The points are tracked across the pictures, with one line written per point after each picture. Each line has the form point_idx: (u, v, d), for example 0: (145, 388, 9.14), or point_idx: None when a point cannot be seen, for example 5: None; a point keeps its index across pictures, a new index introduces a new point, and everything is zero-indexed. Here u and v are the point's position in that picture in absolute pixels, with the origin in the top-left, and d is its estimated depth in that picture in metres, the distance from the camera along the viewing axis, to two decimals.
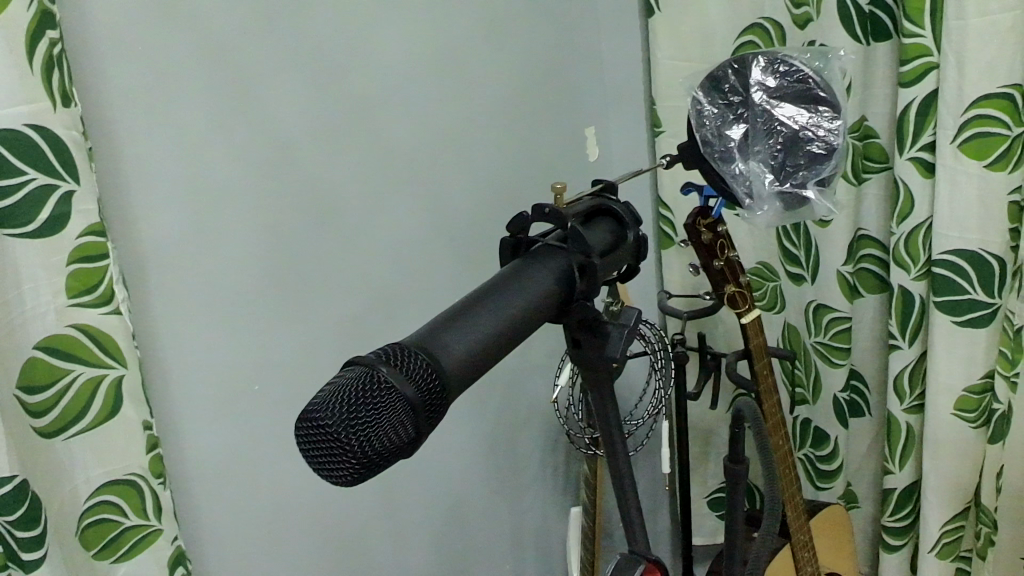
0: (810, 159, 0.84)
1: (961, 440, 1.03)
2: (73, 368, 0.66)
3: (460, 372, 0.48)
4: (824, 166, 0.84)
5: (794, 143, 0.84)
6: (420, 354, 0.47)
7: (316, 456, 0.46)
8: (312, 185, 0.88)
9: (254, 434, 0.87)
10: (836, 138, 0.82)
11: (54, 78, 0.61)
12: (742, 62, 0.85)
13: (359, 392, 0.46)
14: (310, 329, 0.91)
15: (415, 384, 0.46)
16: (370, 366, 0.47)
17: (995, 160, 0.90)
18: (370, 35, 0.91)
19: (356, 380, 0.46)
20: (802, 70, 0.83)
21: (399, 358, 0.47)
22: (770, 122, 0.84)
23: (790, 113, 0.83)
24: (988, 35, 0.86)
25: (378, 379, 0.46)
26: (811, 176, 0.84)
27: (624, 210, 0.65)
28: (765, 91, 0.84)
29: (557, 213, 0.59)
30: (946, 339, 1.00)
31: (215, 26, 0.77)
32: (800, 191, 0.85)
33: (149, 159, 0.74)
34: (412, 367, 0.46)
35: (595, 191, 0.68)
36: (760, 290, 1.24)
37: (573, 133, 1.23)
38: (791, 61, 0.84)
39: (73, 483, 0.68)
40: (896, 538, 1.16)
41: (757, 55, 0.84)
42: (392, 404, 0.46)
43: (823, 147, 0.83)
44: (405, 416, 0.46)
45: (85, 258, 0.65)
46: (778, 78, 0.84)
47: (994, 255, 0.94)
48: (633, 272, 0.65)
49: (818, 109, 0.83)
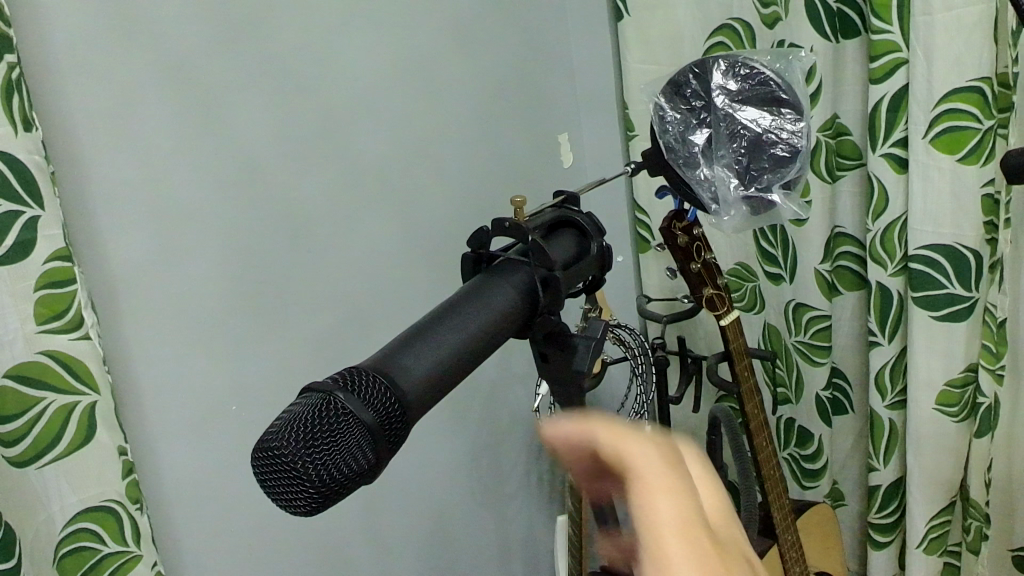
0: (774, 162, 0.84)
1: (945, 435, 1.03)
2: (45, 396, 0.64)
3: (421, 394, 0.47)
4: (789, 169, 0.84)
5: (757, 146, 0.84)
6: (379, 378, 0.46)
7: (274, 483, 0.46)
8: (283, 201, 0.88)
9: (231, 454, 0.87)
10: (800, 140, 0.82)
11: (14, 102, 0.60)
12: (703, 66, 0.85)
13: (315, 419, 0.45)
14: (286, 347, 0.90)
15: (373, 409, 0.45)
16: (328, 391, 0.46)
17: (967, 155, 0.90)
18: (337, 48, 0.91)
19: (314, 406, 0.46)
20: (763, 72, 0.82)
21: (358, 381, 0.46)
22: (733, 126, 0.84)
23: (753, 116, 0.83)
24: (955, 29, 0.86)
25: (335, 405, 0.46)
26: (775, 179, 0.85)
27: (589, 223, 0.65)
28: (727, 95, 0.84)
29: (517, 226, 0.59)
30: (925, 333, 1.00)
31: (177, 44, 0.77)
32: (765, 196, 0.85)
33: (115, 180, 0.73)
34: (370, 392, 0.46)
35: (557, 203, 0.67)
36: (739, 291, 1.23)
37: (547, 141, 1.22)
38: (752, 64, 0.83)
39: (48, 511, 0.67)
40: (883, 535, 1.16)
41: (717, 59, 0.84)
42: (349, 430, 0.45)
43: (787, 150, 0.83)
44: (363, 441, 0.46)
45: (52, 283, 0.64)
46: (739, 82, 0.84)
47: (970, 249, 0.94)
48: (599, 283, 0.64)
49: (781, 112, 0.83)
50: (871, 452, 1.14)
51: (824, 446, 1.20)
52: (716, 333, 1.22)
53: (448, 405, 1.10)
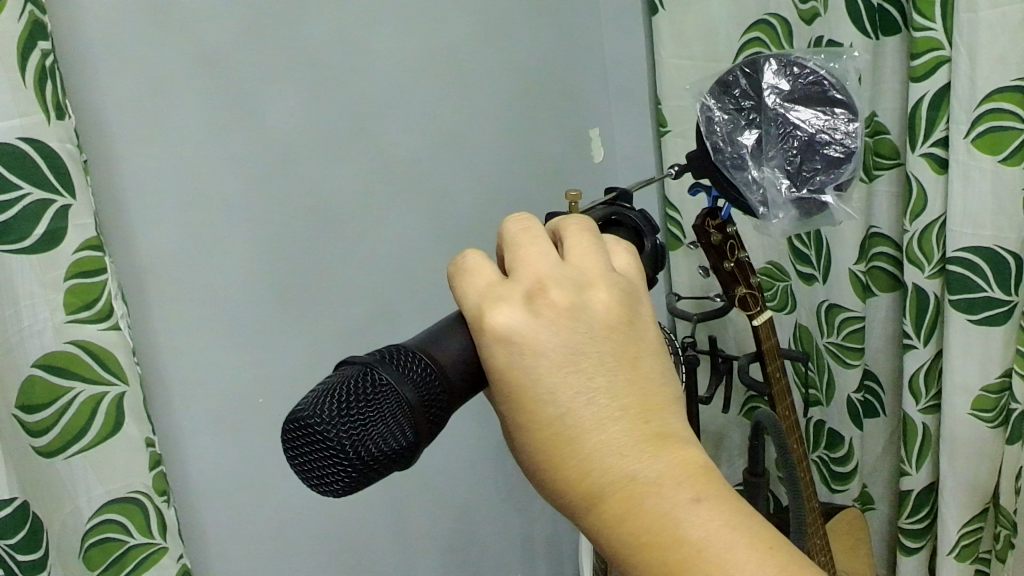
0: (827, 162, 0.84)
1: (979, 440, 1.02)
2: (73, 386, 0.64)
3: (458, 375, 0.48)
4: (842, 170, 0.84)
5: (810, 147, 0.84)
6: (420, 356, 0.47)
7: (307, 459, 0.46)
8: (314, 193, 0.87)
9: (258, 447, 0.86)
10: (853, 141, 0.83)
11: (47, 90, 0.59)
12: (753, 65, 0.85)
13: (355, 392, 0.46)
14: (316, 341, 0.89)
15: (414, 386, 0.46)
16: (367, 366, 0.47)
17: (1009, 156, 0.88)
18: (369, 39, 0.90)
19: (352, 380, 0.47)
20: (816, 72, 0.83)
21: (397, 360, 0.47)
22: (786, 126, 0.85)
23: (805, 117, 0.84)
24: (998, 27, 0.84)
25: (374, 380, 0.46)
26: (829, 181, 0.85)
27: (642, 219, 0.64)
28: (778, 95, 0.84)
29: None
30: (962, 336, 0.98)
31: (209, 33, 0.76)
32: (818, 197, 0.85)
33: (146, 171, 0.73)
34: (411, 369, 0.47)
35: (611, 199, 0.67)
36: (770, 290, 1.21)
37: (578, 135, 1.21)
38: (804, 63, 0.84)
39: (75, 503, 0.67)
40: (914, 540, 1.15)
41: (768, 58, 0.85)
42: (389, 404, 0.46)
43: (840, 150, 0.83)
44: (401, 418, 0.46)
45: (81, 273, 0.63)
46: (792, 81, 0.84)
47: (1011, 252, 0.92)
48: (654, 281, 0.63)
49: (833, 112, 0.83)
50: (902, 456, 1.12)
51: (855, 448, 1.18)
52: (747, 332, 1.20)
53: (476, 400, 1.10)
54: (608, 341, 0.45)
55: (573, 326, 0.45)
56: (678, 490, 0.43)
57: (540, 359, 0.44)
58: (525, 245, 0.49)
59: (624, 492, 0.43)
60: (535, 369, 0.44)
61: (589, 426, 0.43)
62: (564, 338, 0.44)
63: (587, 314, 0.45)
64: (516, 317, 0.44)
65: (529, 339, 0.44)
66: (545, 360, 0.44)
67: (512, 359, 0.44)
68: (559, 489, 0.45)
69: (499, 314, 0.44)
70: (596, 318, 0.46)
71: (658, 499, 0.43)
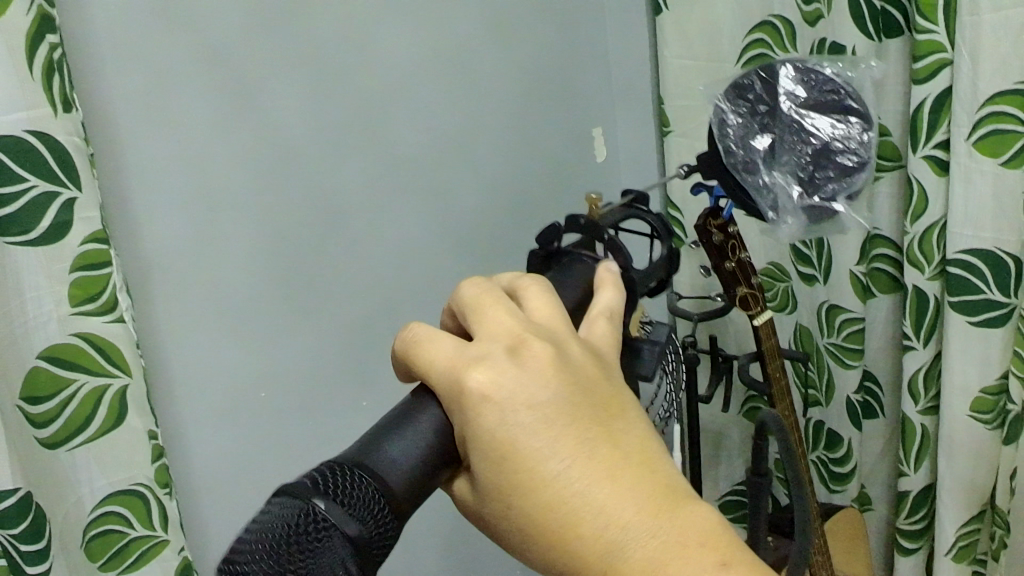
0: (840, 171, 0.85)
1: (977, 442, 1.02)
2: (77, 377, 0.64)
3: (409, 491, 0.43)
4: (855, 179, 0.85)
5: (822, 154, 0.85)
6: (363, 479, 0.42)
7: None
8: (317, 188, 0.87)
9: (257, 440, 0.86)
10: (867, 151, 0.84)
11: (55, 82, 0.60)
12: (769, 70, 0.86)
13: (294, 534, 0.40)
14: (318, 336, 0.90)
15: (359, 521, 0.41)
16: (304, 500, 0.41)
17: (1010, 158, 0.89)
18: (375, 35, 0.90)
19: (288, 516, 0.41)
20: (832, 80, 0.84)
21: (338, 485, 0.42)
22: (800, 132, 0.85)
23: (820, 124, 0.85)
24: (1002, 31, 0.85)
25: (314, 517, 0.41)
26: (840, 190, 0.86)
27: (655, 222, 0.70)
28: (794, 101, 0.85)
29: (591, 223, 0.64)
30: (961, 338, 0.98)
31: (216, 28, 0.76)
32: (829, 205, 0.86)
33: (153, 166, 0.73)
34: (355, 498, 0.42)
35: (626, 202, 0.73)
36: (770, 290, 1.22)
37: (581, 134, 1.22)
38: (821, 71, 0.85)
39: (78, 493, 0.67)
40: (911, 541, 1.15)
41: (785, 63, 0.85)
42: (332, 546, 0.41)
43: (853, 159, 0.84)
44: (347, 557, 0.41)
45: (88, 265, 0.63)
46: (808, 88, 0.85)
47: (1010, 255, 0.93)
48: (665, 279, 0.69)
49: (848, 121, 0.84)
50: (900, 457, 1.13)
51: (853, 448, 1.18)
52: (747, 332, 1.21)
53: None
54: (590, 399, 0.45)
55: (559, 379, 0.44)
56: (682, 538, 0.41)
57: (529, 411, 0.43)
58: (488, 312, 0.49)
59: (622, 544, 0.41)
60: (527, 421, 0.43)
61: (584, 481, 0.42)
62: (552, 386, 0.44)
63: (570, 371, 0.45)
64: (502, 372, 0.44)
65: (517, 393, 0.43)
66: (532, 415, 0.43)
67: (502, 413, 0.43)
68: (555, 556, 0.43)
69: (482, 371, 0.44)
70: (576, 376, 0.45)
71: (670, 557, 0.41)
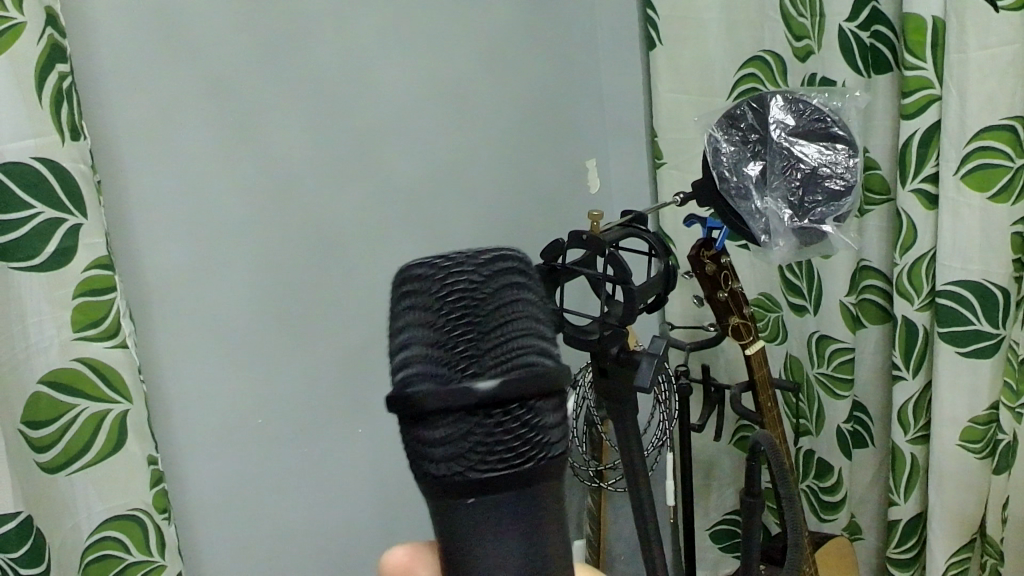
0: (827, 195, 0.87)
1: (967, 472, 1.03)
2: (77, 403, 0.64)
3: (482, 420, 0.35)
4: (841, 204, 0.87)
5: (812, 179, 0.87)
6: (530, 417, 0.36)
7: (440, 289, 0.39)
8: (316, 216, 0.88)
9: (254, 467, 0.86)
10: (853, 175, 0.86)
11: (63, 111, 0.61)
12: (760, 101, 0.89)
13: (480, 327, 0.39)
14: (317, 364, 0.90)
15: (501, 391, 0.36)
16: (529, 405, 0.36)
17: (997, 192, 0.91)
18: (375, 66, 0.92)
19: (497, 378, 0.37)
20: (819, 108, 0.87)
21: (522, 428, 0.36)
22: (789, 159, 0.87)
23: (809, 151, 0.87)
24: (987, 68, 0.87)
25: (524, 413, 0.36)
26: (829, 213, 0.87)
27: (653, 239, 0.76)
28: (784, 130, 0.88)
29: (593, 238, 0.72)
30: (951, 369, 0.99)
31: (219, 59, 0.78)
32: (818, 227, 0.87)
33: (155, 194, 0.74)
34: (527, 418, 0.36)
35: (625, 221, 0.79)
36: (762, 321, 1.25)
37: (576, 165, 1.23)
38: (809, 101, 0.88)
39: (75, 518, 0.67)
40: (902, 570, 1.16)
41: (775, 94, 0.88)
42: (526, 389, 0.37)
43: (840, 183, 0.86)
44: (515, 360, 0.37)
45: (90, 291, 0.64)
46: (797, 117, 0.88)
47: (998, 286, 0.94)
48: (665, 293, 0.75)
49: (835, 147, 0.86)
50: (891, 487, 1.14)
51: (843, 478, 1.20)
52: (739, 361, 1.23)
53: None
54: None
55: None
56: None
57: None
58: None
59: None
60: None
61: None
62: None
63: None
64: None
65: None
66: None
67: None
68: None
69: None
70: None
71: None
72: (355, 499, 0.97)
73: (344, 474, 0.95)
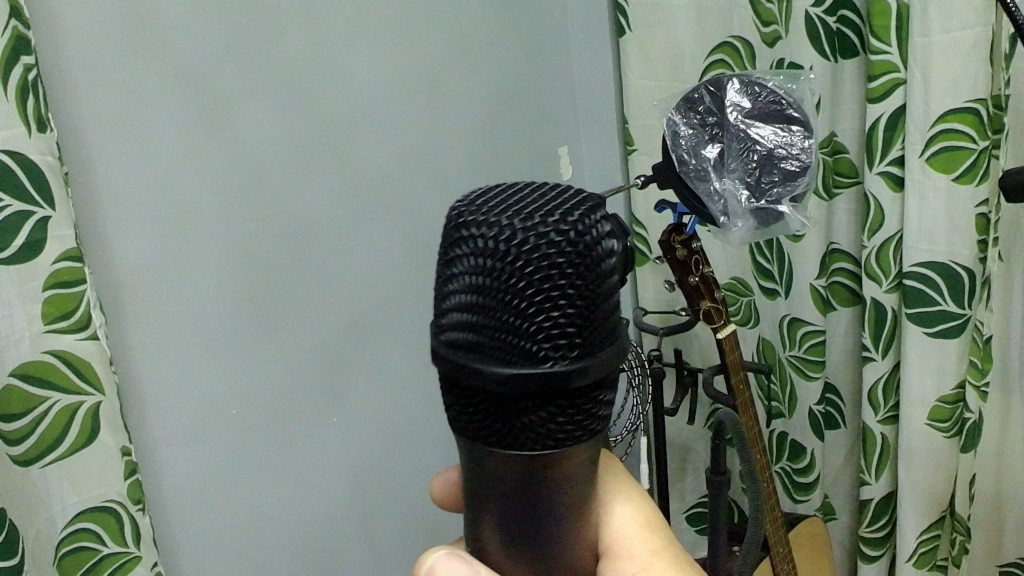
0: (784, 175, 0.87)
1: (936, 451, 1.04)
2: (50, 395, 0.64)
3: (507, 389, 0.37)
4: (797, 183, 0.87)
5: (768, 161, 0.88)
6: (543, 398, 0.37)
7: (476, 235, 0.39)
8: (288, 206, 0.88)
9: (228, 456, 0.86)
10: (809, 156, 0.86)
11: (29, 103, 0.61)
12: (717, 84, 0.90)
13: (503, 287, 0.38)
14: (290, 354, 0.91)
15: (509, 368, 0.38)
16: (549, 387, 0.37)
17: (962, 173, 0.91)
18: (346, 54, 0.92)
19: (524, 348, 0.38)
20: (774, 90, 0.87)
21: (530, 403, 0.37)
22: (745, 141, 0.88)
23: (764, 132, 0.87)
24: (952, 52, 0.88)
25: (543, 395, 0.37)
26: (785, 193, 0.88)
27: None
28: (740, 112, 0.88)
29: None
30: (919, 349, 1.01)
31: (189, 50, 0.78)
32: (775, 207, 0.89)
33: (126, 183, 0.74)
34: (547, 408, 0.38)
35: None
36: (733, 305, 1.26)
37: (548, 152, 1.24)
38: (765, 83, 0.88)
39: (50, 511, 0.67)
40: (874, 549, 1.17)
41: (732, 77, 0.89)
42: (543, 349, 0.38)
43: (796, 164, 0.87)
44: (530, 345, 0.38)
45: (61, 283, 0.64)
46: (753, 99, 0.88)
47: (964, 267, 0.95)
48: None
49: (791, 129, 0.87)
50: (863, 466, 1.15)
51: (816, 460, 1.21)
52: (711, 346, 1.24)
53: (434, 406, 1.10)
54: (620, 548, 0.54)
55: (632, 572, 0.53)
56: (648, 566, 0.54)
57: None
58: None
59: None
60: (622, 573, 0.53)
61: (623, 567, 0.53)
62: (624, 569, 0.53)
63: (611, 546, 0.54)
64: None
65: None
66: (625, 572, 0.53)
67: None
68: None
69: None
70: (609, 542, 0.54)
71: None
72: (330, 485, 0.97)
73: (318, 461, 0.95)
